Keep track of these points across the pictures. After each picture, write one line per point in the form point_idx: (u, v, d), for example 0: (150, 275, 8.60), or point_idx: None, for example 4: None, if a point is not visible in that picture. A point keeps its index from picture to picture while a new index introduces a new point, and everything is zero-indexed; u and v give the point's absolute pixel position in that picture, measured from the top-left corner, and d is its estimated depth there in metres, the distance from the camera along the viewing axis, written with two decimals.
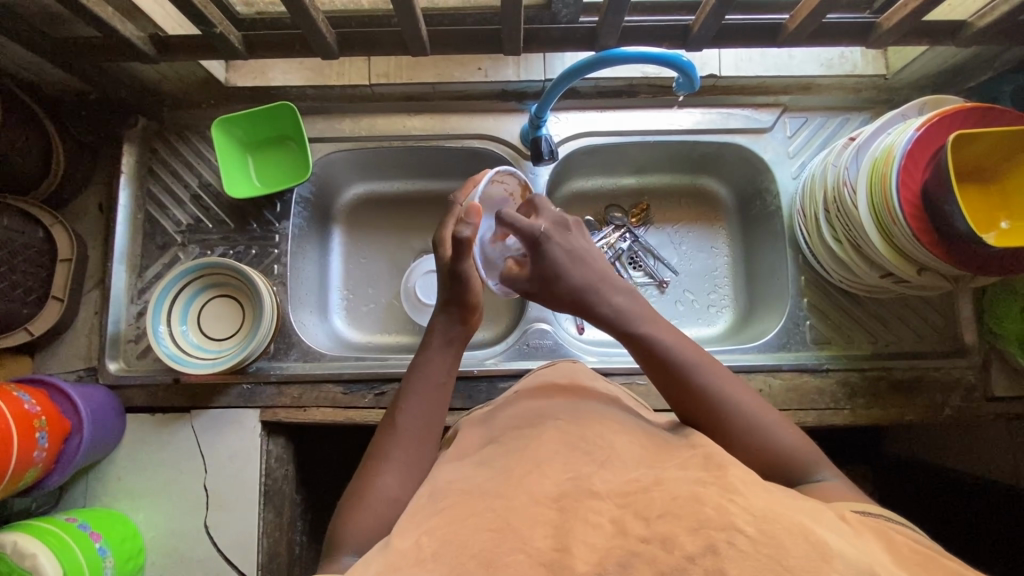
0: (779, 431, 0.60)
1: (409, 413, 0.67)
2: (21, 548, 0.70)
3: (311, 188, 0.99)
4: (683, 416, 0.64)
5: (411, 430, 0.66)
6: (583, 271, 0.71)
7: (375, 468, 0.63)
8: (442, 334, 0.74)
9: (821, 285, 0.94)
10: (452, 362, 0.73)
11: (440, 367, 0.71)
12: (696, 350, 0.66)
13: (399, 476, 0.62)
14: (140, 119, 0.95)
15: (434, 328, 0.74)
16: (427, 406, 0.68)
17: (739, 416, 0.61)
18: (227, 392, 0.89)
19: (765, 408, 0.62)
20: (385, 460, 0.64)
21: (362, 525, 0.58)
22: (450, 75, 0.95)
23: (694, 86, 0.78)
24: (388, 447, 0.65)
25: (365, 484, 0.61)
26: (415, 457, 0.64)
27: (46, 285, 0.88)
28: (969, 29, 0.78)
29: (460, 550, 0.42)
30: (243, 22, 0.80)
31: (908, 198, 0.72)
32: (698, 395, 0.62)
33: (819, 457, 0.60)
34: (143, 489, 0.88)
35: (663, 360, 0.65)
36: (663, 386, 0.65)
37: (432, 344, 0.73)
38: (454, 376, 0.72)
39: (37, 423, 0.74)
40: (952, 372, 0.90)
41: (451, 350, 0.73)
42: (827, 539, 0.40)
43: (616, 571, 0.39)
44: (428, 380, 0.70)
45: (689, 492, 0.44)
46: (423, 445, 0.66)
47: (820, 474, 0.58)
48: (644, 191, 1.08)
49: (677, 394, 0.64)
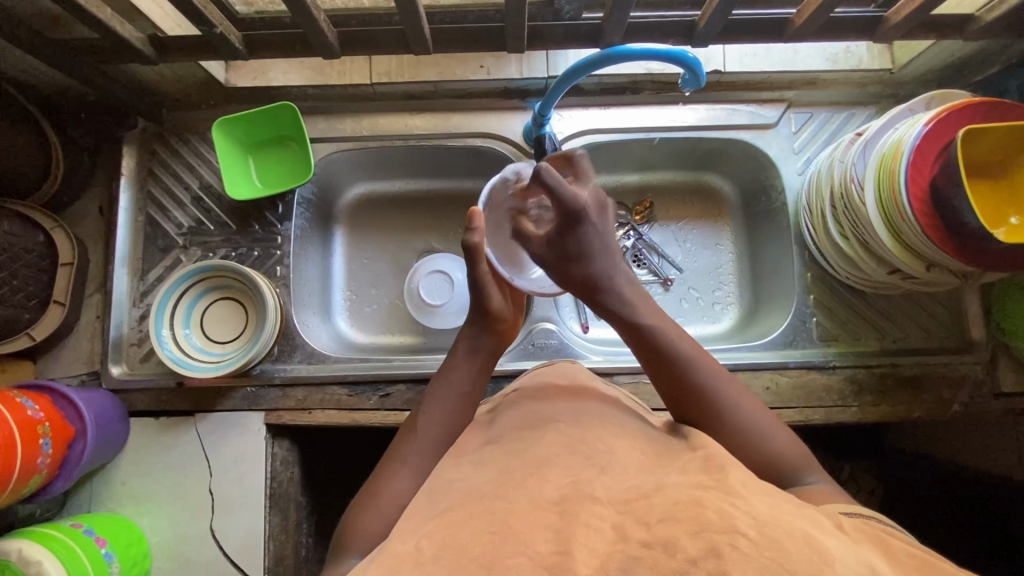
0: (769, 429, 0.61)
1: (428, 418, 0.67)
2: (27, 555, 0.70)
3: (312, 188, 0.98)
4: (676, 411, 0.64)
5: (429, 436, 0.66)
6: (608, 263, 0.66)
7: (391, 472, 0.63)
8: (468, 343, 0.72)
9: (826, 281, 0.93)
10: (479, 369, 0.71)
11: (465, 375, 0.70)
12: (696, 346, 0.65)
13: (414, 479, 0.62)
14: (140, 121, 0.95)
15: (461, 337, 0.73)
16: (445, 415, 0.67)
17: (729, 415, 0.61)
18: (231, 395, 0.88)
19: (758, 408, 0.62)
20: (403, 463, 0.64)
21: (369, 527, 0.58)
22: (452, 73, 0.94)
23: (700, 82, 0.77)
24: (405, 452, 0.65)
25: (381, 487, 0.62)
26: (429, 461, 0.64)
27: (47, 289, 0.87)
28: (977, 23, 0.77)
29: (461, 553, 0.41)
30: (243, 21, 0.79)
31: (917, 194, 0.71)
32: (692, 390, 0.62)
33: (804, 458, 0.60)
34: (147, 493, 0.87)
35: (662, 353, 0.64)
36: (660, 381, 0.64)
37: (458, 353, 0.72)
38: (479, 386, 0.71)
39: (40, 429, 0.73)
40: (959, 369, 0.89)
41: (477, 359, 0.72)
42: (830, 544, 0.39)
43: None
44: (451, 388, 0.69)
45: (689, 496, 0.43)
46: (440, 452, 0.65)
47: (810, 476, 0.59)
48: (648, 188, 1.08)
49: (672, 389, 0.63)
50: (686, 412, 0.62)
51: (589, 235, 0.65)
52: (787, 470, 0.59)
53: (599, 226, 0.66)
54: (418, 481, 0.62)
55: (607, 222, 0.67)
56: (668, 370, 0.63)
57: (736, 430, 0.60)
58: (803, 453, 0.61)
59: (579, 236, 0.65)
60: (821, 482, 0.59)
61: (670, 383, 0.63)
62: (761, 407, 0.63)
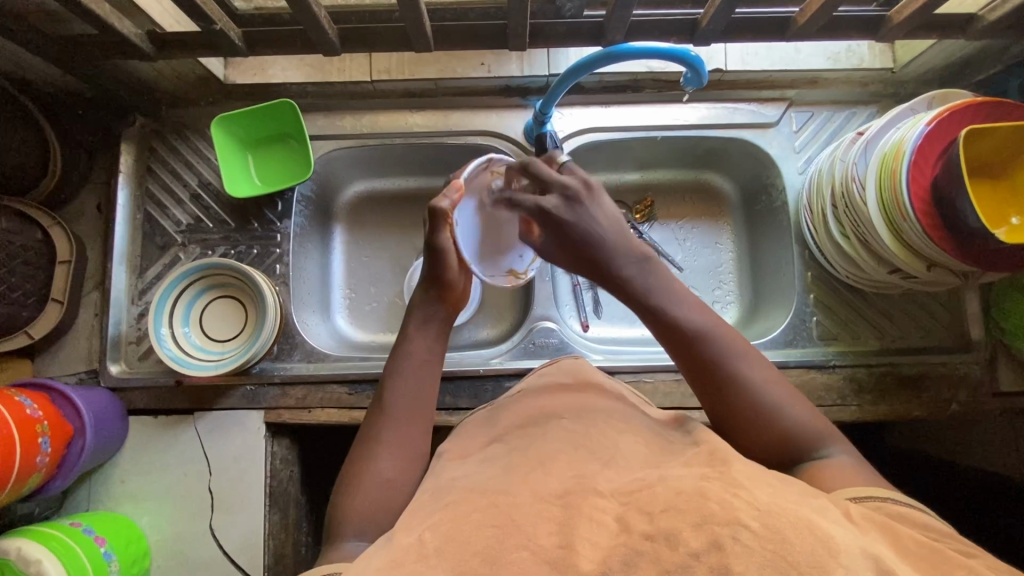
0: (783, 403, 0.59)
1: (396, 394, 0.66)
2: (26, 554, 0.70)
3: (312, 186, 0.97)
4: (693, 385, 0.62)
5: (407, 416, 0.65)
6: (604, 249, 0.65)
7: (370, 451, 0.62)
8: (420, 313, 0.71)
9: (826, 280, 0.93)
10: (435, 340, 0.70)
11: (422, 345, 0.69)
12: (714, 320, 0.63)
13: (394, 458, 0.62)
14: (138, 118, 0.94)
15: (412, 311, 0.71)
16: (415, 387, 0.66)
17: (746, 391, 0.59)
18: (231, 393, 0.88)
19: (777, 381, 0.60)
20: (379, 442, 0.63)
21: (363, 513, 0.58)
22: (452, 71, 0.93)
23: (702, 82, 0.77)
24: (381, 428, 0.64)
25: (361, 466, 0.61)
26: (409, 441, 0.64)
27: (45, 287, 0.86)
28: (980, 22, 0.77)
29: (463, 547, 0.41)
30: (242, 18, 0.78)
31: (918, 194, 0.71)
32: (708, 366, 0.60)
33: (826, 430, 0.59)
34: (147, 492, 0.87)
35: (679, 332, 0.62)
36: (677, 356, 0.63)
37: (411, 325, 0.71)
38: (440, 354, 0.70)
39: (39, 427, 0.73)
40: (958, 368, 0.89)
41: (431, 328, 0.71)
42: (836, 534, 0.39)
43: (621, 569, 0.38)
44: (413, 359, 0.68)
45: (693, 486, 0.43)
46: (414, 425, 0.65)
47: (829, 450, 0.58)
48: (648, 186, 1.07)
49: (688, 364, 0.62)
50: (701, 387, 0.62)
51: (570, 230, 0.65)
52: (798, 449, 0.58)
53: (585, 219, 0.65)
54: (400, 456, 0.62)
55: (588, 211, 0.66)
56: (682, 346, 0.62)
57: (753, 406, 0.59)
58: (821, 429, 0.58)
59: (562, 237, 0.66)
60: (841, 454, 0.57)
61: (688, 361, 0.62)
62: (780, 379, 0.61)
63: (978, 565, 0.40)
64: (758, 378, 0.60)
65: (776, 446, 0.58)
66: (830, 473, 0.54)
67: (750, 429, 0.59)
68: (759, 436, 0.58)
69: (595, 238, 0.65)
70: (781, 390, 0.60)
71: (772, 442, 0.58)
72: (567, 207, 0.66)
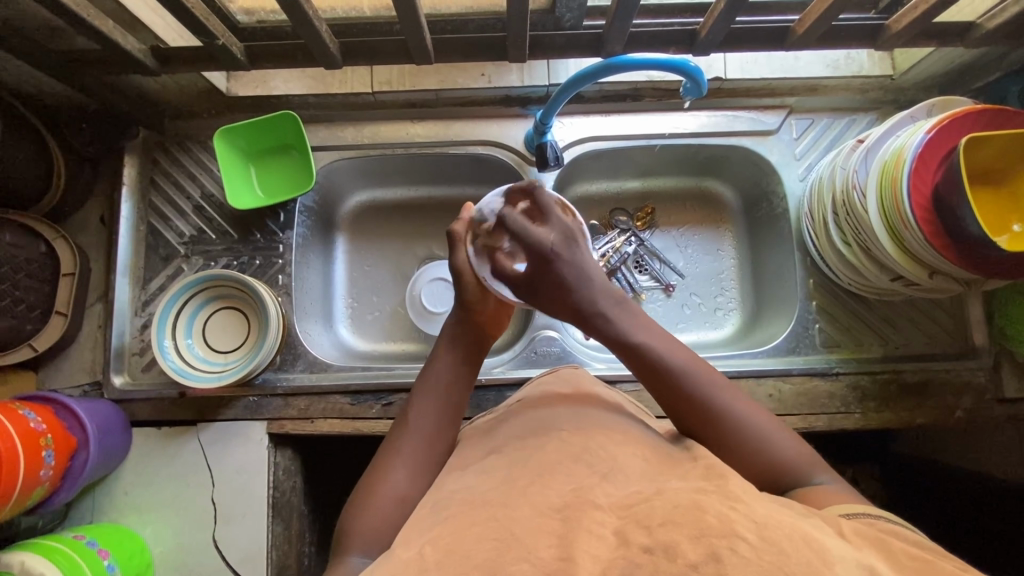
0: (761, 429, 0.59)
1: (418, 409, 0.67)
2: (29, 568, 0.69)
3: (314, 197, 0.98)
4: (674, 420, 0.62)
5: (422, 431, 0.65)
6: (592, 289, 0.67)
7: (385, 466, 0.62)
8: (449, 333, 0.74)
9: (830, 288, 0.93)
10: (462, 362, 0.72)
11: (446, 365, 0.71)
12: (690, 356, 0.63)
13: (408, 474, 0.62)
14: (141, 130, 0.94)
15: (442, 332, 0.75)
16: (434, 406, 0.67)
17: (726, 423, 0.59)
18: (233, 404, 0.88)
19: (758, 413, 0.60)
20: (395, 457, 0.63)
21: (371, 525, 0.57)
22: (453, 82, 0.94)
23: (702, 91, 0.77)
24: (399, 445, 0.64)
25: (378, 480, 0.61)
26: (423, 457, 0.64)
27: (49, 300, 0.87)
28: (978, 30, 0.77)
29: (463, 561, 0.41)
30: (243, 31, 0.79)
31: (919, 202, 0.71)
32: (685, 399, 0.60)
33: (813, 457, 0.58)
34: (152, 503, 0.87)
35: (656, 367, 0.62)
36: (656, 391, 0.63)
37: (438, 344, 0.73)
38: (465, 377, 0.71)
39: (43, 441, 0.73)
40: (962, 374, 0.89)
41: (456, 351, 0.73)
42: (829, 545, 0.39)
43: None
44: (435, 379, 0.70)
45: (689, 499, 0.43)
46: (430, 442, 0.65)
47: (818, 477, 0.56)
48: (649, 194, 1.08)
49: (667, 398, 0.62)
50: (683, 421, 0.61)
51: (562, 268, 0.67)
52: (787, 471, 0.57)
53: (571, 259, 0.67)
54: (413, 472, 0.62)
55: (581, 252, 0.68)
56: (660, 381, 0.62)
57: (734, 438, 0.58)
58: (808, 457, 0.58)
59: (554, 271, 0.67)
60: (827, 481, 0.56)
61: (667, 395, 0.62)
62: (761, 410, 0.61)
63: (974, 574, 0.40)
64: (740, 411, 0.60)
65: (763, 478, 0.57)
66: (836, 492, 0.54)
67: (740, 463, 0.58)
68: (741, 467, 0.58)
69: (585, 279, 0.67)
70: (759, 413, 0.60)
71: (754, 473, 0.57)
72: (564, 244, 0.68)
